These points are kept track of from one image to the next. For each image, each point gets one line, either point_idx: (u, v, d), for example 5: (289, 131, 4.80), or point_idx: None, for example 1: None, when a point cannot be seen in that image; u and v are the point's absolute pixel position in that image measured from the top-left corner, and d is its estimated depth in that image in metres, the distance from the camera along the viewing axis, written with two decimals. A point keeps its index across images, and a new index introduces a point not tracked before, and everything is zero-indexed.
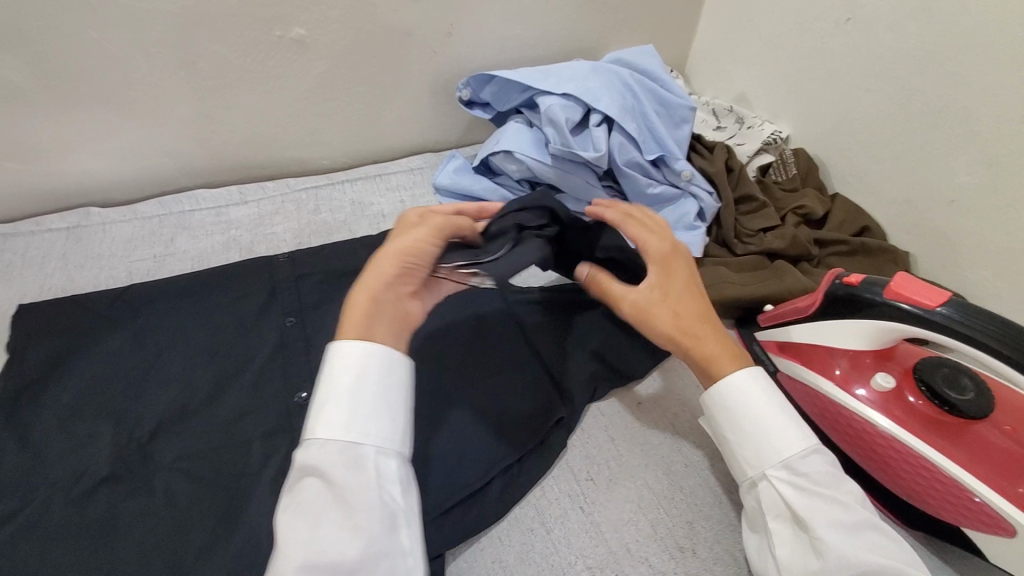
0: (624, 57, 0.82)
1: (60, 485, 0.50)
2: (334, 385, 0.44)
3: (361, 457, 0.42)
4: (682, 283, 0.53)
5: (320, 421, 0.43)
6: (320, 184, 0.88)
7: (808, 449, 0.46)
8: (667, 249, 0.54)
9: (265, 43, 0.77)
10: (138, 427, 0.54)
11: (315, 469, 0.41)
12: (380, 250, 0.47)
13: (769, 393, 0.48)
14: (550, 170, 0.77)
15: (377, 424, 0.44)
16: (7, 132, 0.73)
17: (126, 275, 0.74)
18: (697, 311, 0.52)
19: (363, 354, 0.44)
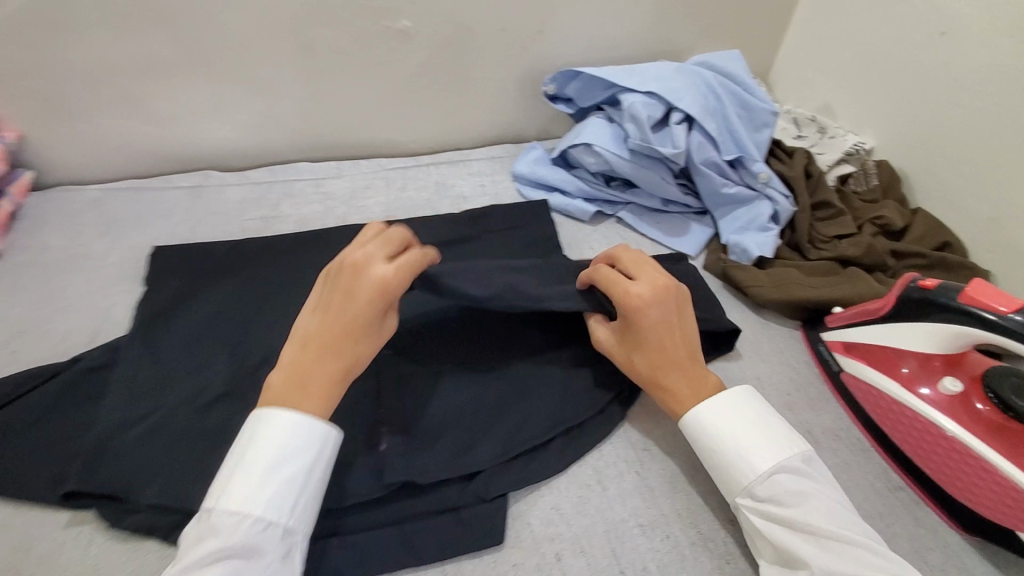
0: (708, 60, 0.84)
1: (184, 398, 0.57)
2: (285, 463, 0.46)
3: (293, 544, 0.45)
4: (646, 337, 0.54)
5: (256, 499, 0.44)
6: (408, 165, 0.95)
7: (765, 473, 0.49)
8: (637, 304, 0.54)
9: (375, 32, 0.84)
10: (247, 356, 0.61)
11: (244, 549, 0.42)
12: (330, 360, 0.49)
13: (734, 421, 0.51)
14: (628, 164, 0.80)
15: (311, 513, 0.46)
16: (153, 100, 0.84)
17: (239, 231, 0.83)
18: (658, 364, 0.54)
19: (320, 444, 0.47)
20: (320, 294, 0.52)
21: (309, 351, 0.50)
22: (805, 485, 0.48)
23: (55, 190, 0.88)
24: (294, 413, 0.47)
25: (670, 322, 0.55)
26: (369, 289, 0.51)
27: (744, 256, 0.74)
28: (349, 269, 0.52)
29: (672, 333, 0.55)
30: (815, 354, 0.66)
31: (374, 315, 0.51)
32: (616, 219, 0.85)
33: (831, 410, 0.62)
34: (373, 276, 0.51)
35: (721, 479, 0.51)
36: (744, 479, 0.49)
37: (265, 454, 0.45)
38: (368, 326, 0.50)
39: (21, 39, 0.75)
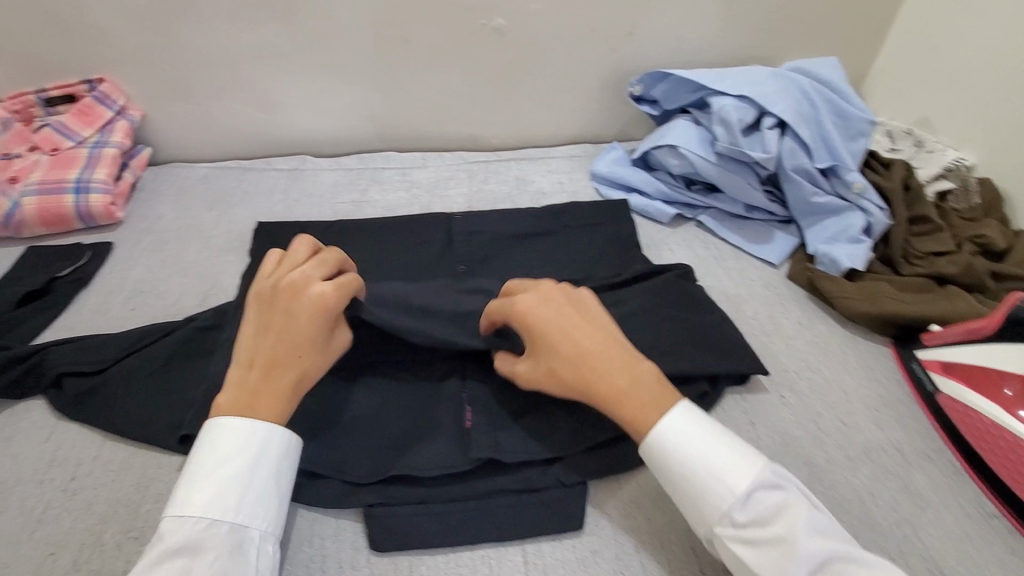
0: (804, 66, 0.82)
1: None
2: (230, 463, 0.46)
3: (245, 540, 0.45)
4: (553, 341, 0.51)
5: (202, 498, 0.45)
6: (489, 160, 0.98)
7: (741, 494, 0.45)
8: (529, 308, 0.52)
9: (469, 29, 0.87)
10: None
11: (188, 548, 0.43)
12: (273, 376, 0.49)
13: (688, 439, 0.48)
14: (713, 167, 0.80)
15: (263, 508, 0.46)
16: (261, 86, 0.90)
17: (331, 213, 0.88)
18: (580, 363, 0.50)
19: (264, 442, 0.47)
20: (256, 313, 0.51)
21: (252, 369, 0.49)
22: (785, 498, 0.45)
23: (169, 166, 0.96)
24: (249, 421, 0.48)
25: (568, 315, 0.52)
26: (312, 309, 0.50)
27: (833, 267, 0.73)
28: (287, 290, 0.51)
29: (580, 329, 0.51)
30: (907, 372, 0.64)
31: (322, 334, 0.50)
32: (696, 223, 0.85)
33: (922, 431, 0.60)
34: (316, 297, 0.50)
35: (694, 509, 0.47)
36: (721, 503, 0.46)
37: (210, 455, 0.46)
38: (315, 346, 0.50)
39: (155, 26, 0.82)
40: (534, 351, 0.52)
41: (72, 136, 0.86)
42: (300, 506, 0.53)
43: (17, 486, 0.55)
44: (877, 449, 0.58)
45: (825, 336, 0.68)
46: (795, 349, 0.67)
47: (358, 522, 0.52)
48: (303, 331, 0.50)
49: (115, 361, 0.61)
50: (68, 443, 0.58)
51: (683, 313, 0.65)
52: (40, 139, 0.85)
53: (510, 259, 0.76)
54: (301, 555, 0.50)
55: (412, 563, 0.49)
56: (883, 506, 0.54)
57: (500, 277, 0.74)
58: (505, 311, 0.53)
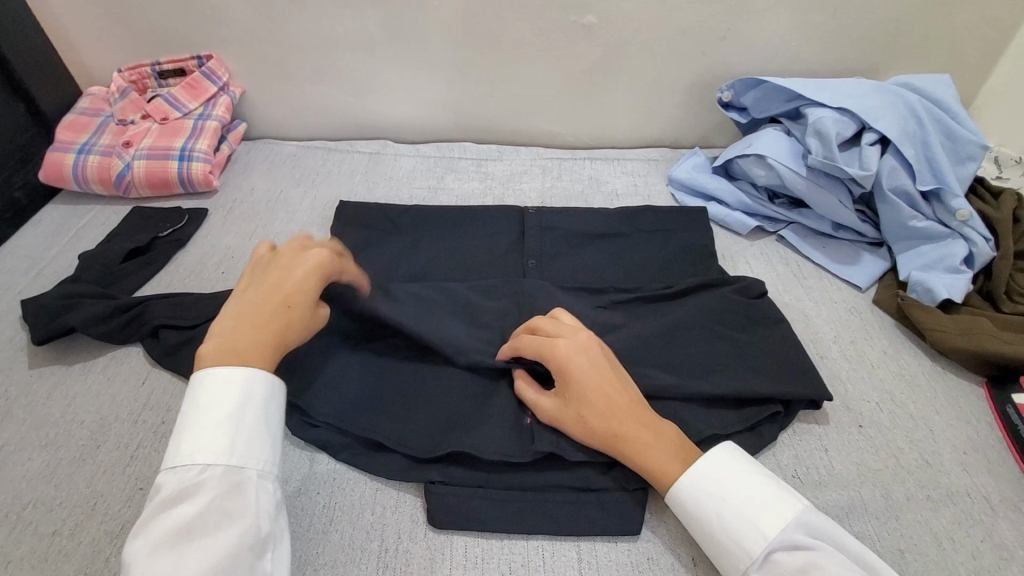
0: (913, 82, 0.78)
1: (342, 321, 0.61)
2: (216, 410, 0.47)
3: (242, 480, 0.45)
4: (586, 389, 0.51)
5: (195, 446, 0.46)
6: (564, 157, 0.98)
7: (759, 557, 0.45)
8: (564, 355, 0.52)
9: (560, 25, 0.87)
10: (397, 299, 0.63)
11: (185, 492, 0.44)
12: (257, 321, 0.51)
13: (701, 491, 0.48)
14: (803, 181, 0.76)
15: (256, 448, 0.47)
16: (354, 72, 0.94)
17: (407, 197, 0.91)
18: (611, 415, 0.50)
19: (246, 387, 0.49)
20: (250, 279, 0.55)
21: (244, 315, 0.51)
22: (807, 562, 0.43)
23: (261, 142, 1.01)
24: (232, 368, 0.49)
25: (602, 366, 0.52)
26: (307, 267, 0.54)
27: (927, 296, 0.68)
28: (287, 255, 0.56)
29: (612, 382, 0.51)
30: (1002, 416, 0.59)
31: (314, 287, 0.54)
32: (777, 237, 0.82)
33: (1016, 480, 0.55)
34: (310, 258, 0.55)
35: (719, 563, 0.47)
36: (740, 564, 0.45)
37: (197, 406, 0.47)
38: (305, 299, 0.53)
39: (264, 9, 0.87)
40: (559, 393, 0.52)
41: (179, 108, 0.92)
42: (365, 475, 0.55)
43: (115, 423, 0.60)
44: (961, 494, 0.54)
45: (912, 368, 0.64)
46: (877, 378, 0.63)
47: (417, 497, 0.54)
48: (295, 285, 0.53)
49: (205, 319, 0.65)
50: (160, 389, 0.62)
51: (758, 329, 0.63)
52: (152, 109, 0.91)
53: (580, 257, 0.75)
54: (363, 521, 0.52)
55: (468, 542, 0.51)
56: (965, 554, 0.50)
57: (568, 275, 0.74)
58: (531, 353, 0.54)
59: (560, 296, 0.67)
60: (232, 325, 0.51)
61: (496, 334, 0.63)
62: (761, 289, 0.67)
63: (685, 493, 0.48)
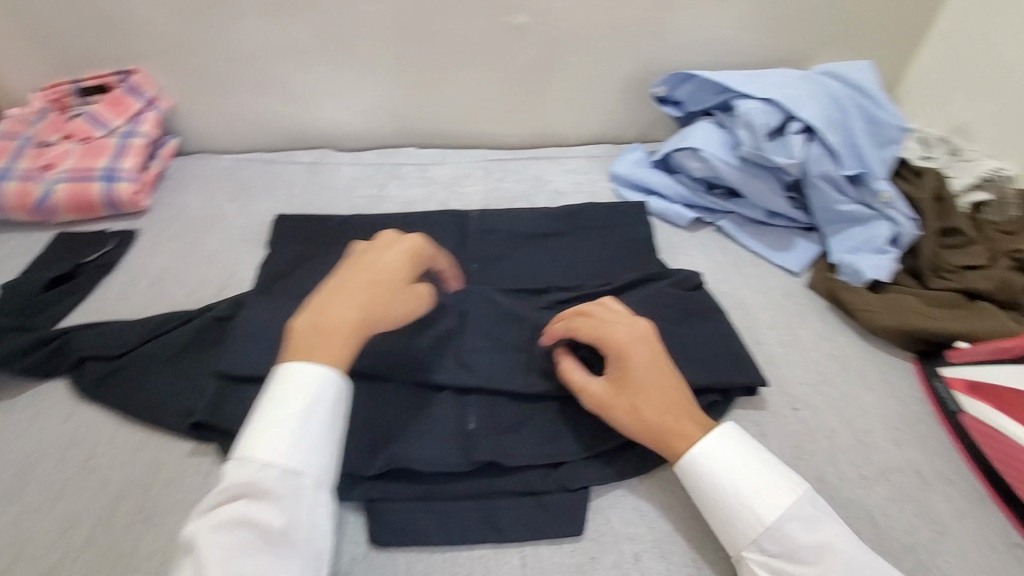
0: (836, 69, 0.80)
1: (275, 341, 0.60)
2: (287, 408, 0.46)
3: (302, 486, 0.44)
4: (642, 378, 0.52)
5: (262, 442, 0.45)
6: (508, 158, 0.98)
7: (772, 525, 0.46)
8: (624, 341, 0.53)
9: (493, 26, 0.87)
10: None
11: (247, 489, 0.43)
12: (341, 306, 0.50)
13: (727, 463, 0.49)
14: (735, 172, 0.78)
15: (319, 457, 0.46)
16: (288, 81, 0.91)
17: (349, 206, 0.89)
18: (663, 405, 0.51)
19: (319, 391, 0.47)
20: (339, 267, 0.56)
21: (330, 299, 0.51)
22: (820, 539, 0.45)
23: (196, 156, 0.98)
24: (311, 357, 0.48)
25: (656, 357, 0.53)
26: (396, 255, 0.55)
27: (855, 278, 0.70)
28: (377, 244, 0.57)
29: (663, 373, 0.52)
30: (930, 390, 0.61)
31: (400, 276, 0.54)
32: (715, 227, 0.83)
33: (945, 452, 0.57)
34: (404, 243, 0.56)
35: (723, 533, 0.48)
36: (751, 531, 0.47)
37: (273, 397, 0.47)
38: (393, 279, 0.53)
39: (188, 21, 0.84)
40: (614, 377, 0.53)
41: (103, 125, 0.88)
42: None
43: (41, 462, 0.57)
44: (892, 469, 0.56)
45: (845, 348, 0.66)
46: (812, 361, 0.65)
47: (359, 515, 0.53)
48: (385, 272, 0.53)
49: (137, 345, 0.63)
50: (87, 423, 0.60)
51: (696, 320, 0.64)
52: (73, 128, 0.87)
53: (523, 259, 0.75)
54: None
55: (411, 558, 0.50)
56: (895, 528, 0.52)
57: (512, 277, 0.74)
58: (589, 335, 0.54)
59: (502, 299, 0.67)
60: (315, 311, 0.50)
61: None
62: (691, 275, 0.68)
63: (705, 454, 0.50)
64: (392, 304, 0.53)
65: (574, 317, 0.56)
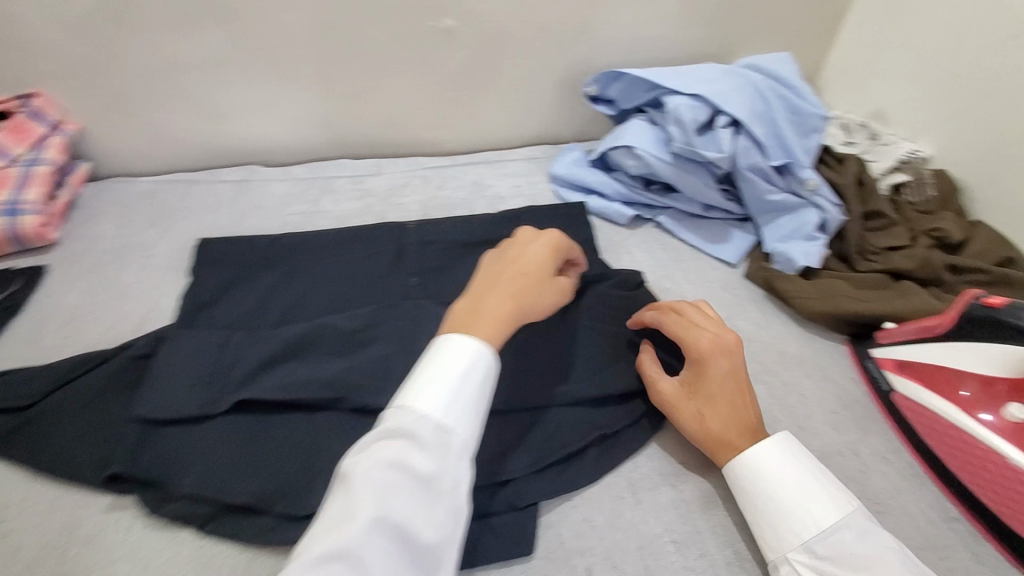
0: (757, 62, 0.82)
1: (201, 379, 0.58)
2: (447, 368, 0.47)
3: (452, 442, 0.44)
4: (714, 386, 0.55)
5: (421, 395, 0.46)
6: (445, 164, 0.96)
7: (826, 529, 0.47)
8: (707, 348, 0.55)
9: (420, 31, 0.84)
10: (262, 346, 0.61)
11: (404, 433, 0.44)
12: (498, 294, 0.53)
13: (794, 467, 0.50)
14: (669, 168, 0.78)
15: (469, 418, 0.46)
16: (205, 95, 0.86)
17: (280, 225, 0.86)
18: (729, 417, 0.54)
19: (474, 358, 0.47)
20: (484, 261, 0.59)
21: (488, 288, 0.54)
22: (876, 543, 0.46)
23: (111, 180, 0.92)
24: (469, 337, 0.49)
25: (734, 372, 0.55)
26: (541, 247, 0.58)
27: (788, 265, 0.72)
28: (517, 239, 0.60)
29: (737, 389, 0.55)
30: (863, 371, 0.63)
31: (547, 266, 0.57)
32: (655, 223, 0.84)
33: (880, 431, 0.59)
34: (544, 236, 0.60)
35: (769, 534, 0.49)
36: (801, 535, 0.48)
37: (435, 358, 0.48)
38: (540, 271, 0.56)
39: (88, 37, 0.78)
40: (687, 379, 0.56)
41: None
42: (239, 545, 0.53)
43: None
44: (832, 452, 0.57)
45: (782, 335, 0.68)
46: (752, 351, 0.66)
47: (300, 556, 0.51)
48: (534, 262, 0.57)
49: (48, 392, 0.58)
50: None
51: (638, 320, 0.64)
52: None
53: (465, 268, 0.74)
54: None
55: None
56: None
57: (454, 288, 0.72)
58: (674, 335, 0.57)
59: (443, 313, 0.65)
60: (472, 300, 0.53)
61: (377, 365, 0.61)
62: (633, 275, 0.68)
63: (765, 466, 0.51)
64: (545, 294, 0.56)
65: (667, 316, 0.59)
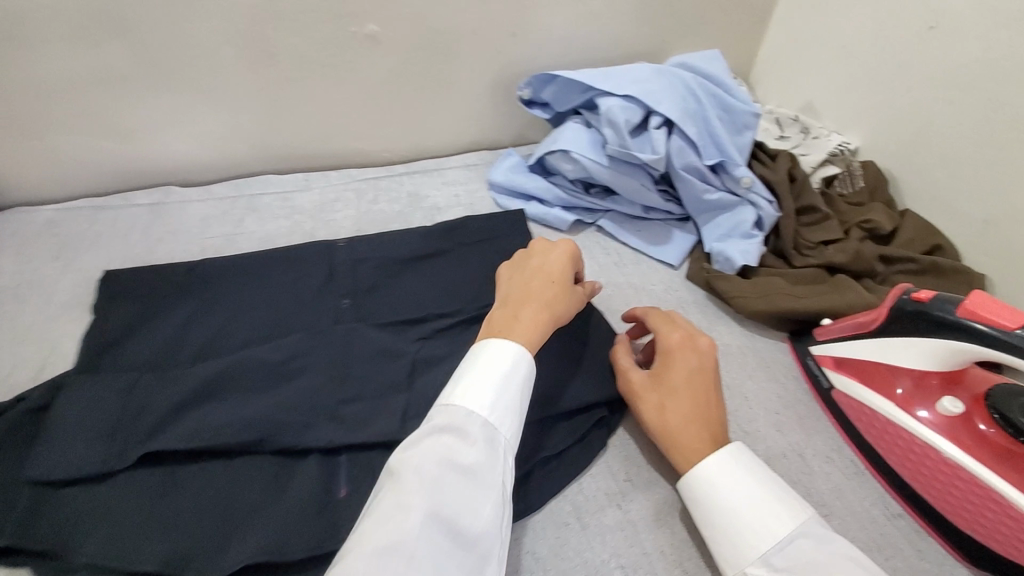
0: (688, 61, 0.82)
1: (103, 432, 0.54)
2: (491, 368, 0.47)
3: (498, 440, 0.44)
4: (678, 379, 0.54)
5: (467, 394, 0.46)
6: (379, 176, 0.92)
7: (783, 538, 0.45)
8: (676, 343, 0.57)
9: (339, 37, 0.80)
10: (173, 390, 0.56)
11: (451, 429, 0.44)
12: (530, 301, 0.54)
13: (744, 474, 0.49)
14: (606, 171, 0.77)
15: (512, 419, 0.46)
16: (106, 114, 0.79)
17: (199, 250, 0.80)
18: (690, 408, 0.53)
19: (516, 360, 0.48)
20: (507, 270, 0.60)
21: (519, 296, 0.55)
22: (834, 552, 0.43)
23: (6, 210, 0.83)
24: (509, 341, 0.50)
25: (702, 370, 0.55)
26: (561, 254, 0.60)
27: (729, 266, 0.72)
28: (537, 249, 0.61)
29: (703, 386, 0.54)
30: (804, 369, 0.63)
31: (569, 271, 0.59)
32: (596, 227, 0.82)
33: (822, 430, 0.59)
34: (562, 241, 0.62)
35: (727, 547, 0.47)
36: (757, 545, 0.45)
37: (478, 360, 0.48)
38: (569, 275, 0.58)
39: None
40: (654, 371, 0.56)
41: None
42: None
43: None
44: (777, 456, 0.56)
45: (725, 337, 0.67)
46: None
47: None
48: (558, 269, 0.58)
49: None
50: None
51: (579, 332, 0.62)
52: None
53: (399, 287, 0.70)
54: None
55: None
56: None
57: (388, 309, 0.68)
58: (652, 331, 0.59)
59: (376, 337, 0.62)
60: (509, 308, 0.54)
61: (304, 400, 0.57)
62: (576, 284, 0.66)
63: (711, 474, 0.49)
64: (573, 298, 0.58)
65: (650, 317, 0.61)
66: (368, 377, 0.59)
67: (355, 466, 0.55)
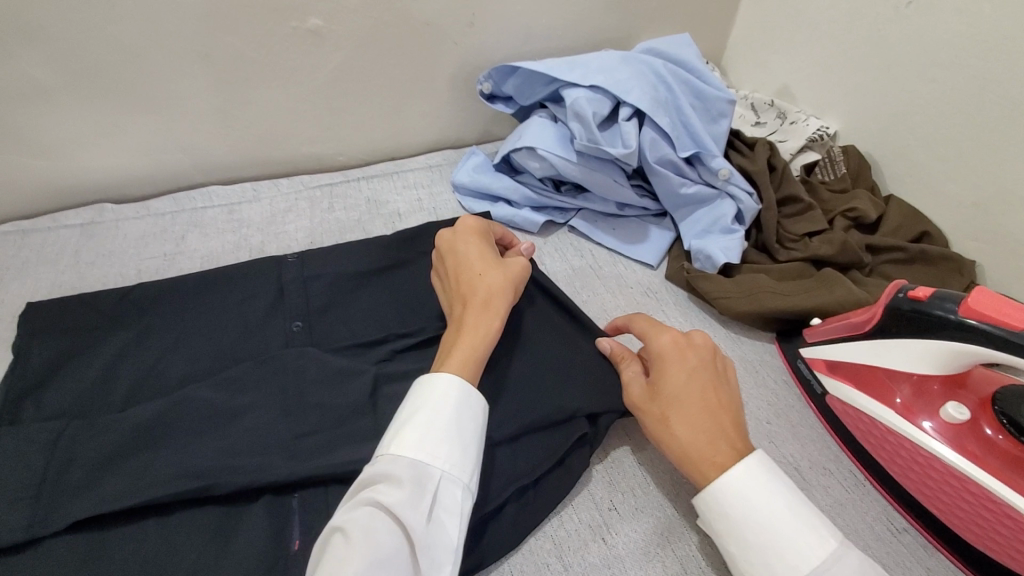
0: (657, 47, 0.77)
1: (23, 494, 0.47)
2: (418, 404, 0.45)
3: (428, 479, 0.42)
4: (676, 385, 0.49)
5: (395, 437, 0.44)
6: (335, 181, 0.85)
7: (827, 558, 0.40)
8: (668, 345, 0.51)
9: (280, 34, 0.73)
10: (104, 438, 0.50)
11: (377, 478, 0.42)
12: (467, 308, 0.52)
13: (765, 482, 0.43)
14: (576, 168, 0.72)
15: (445, 450, 0.43)
16: (22, 128, 0.71)
17: (136, 274, 0.73)
18: (694, 418, 0.47)
19: (442, 386, 0.46)
20: (440, 283, 0.58)
21: (456, 308, 0.53)
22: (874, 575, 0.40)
23: None
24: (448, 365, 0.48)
25: (700, 373, 0.49)
26: (472, 245, 0.57)
27: (709, 264, 0.67)
28: (446, 248, 0.58)
29: (705, 389, 0.48)
30: (795, 373, 0.59)
31: (488, 258, 0.56)
32: (569, 227, 0.77)
33: (818, 438, 0.55)
34: (463, 227, 0.59)
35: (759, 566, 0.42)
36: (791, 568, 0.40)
37: (411, 401, 0.46)
38: (490, 262, 0.56)
39: None
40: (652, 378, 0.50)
41: None
42: None
43: None
44: None
45: None
46: None
47: None
48: (476, 262, 0.56)
49: None
50: None
51: (554, 347, 0.57)
52: None
53: (358, 304, 0.64)
54: None
55: None
56: None
57: (346, 329, 0.63)
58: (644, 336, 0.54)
59: (331, 362, 0.56)
60: (454, 326, 0.52)
61: (256, 441, 0.51)
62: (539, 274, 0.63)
63: (709, 513, 0.44)
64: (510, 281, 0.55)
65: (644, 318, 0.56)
66: (323, 409, 0.53)
67: (311, 513, 0.50)
